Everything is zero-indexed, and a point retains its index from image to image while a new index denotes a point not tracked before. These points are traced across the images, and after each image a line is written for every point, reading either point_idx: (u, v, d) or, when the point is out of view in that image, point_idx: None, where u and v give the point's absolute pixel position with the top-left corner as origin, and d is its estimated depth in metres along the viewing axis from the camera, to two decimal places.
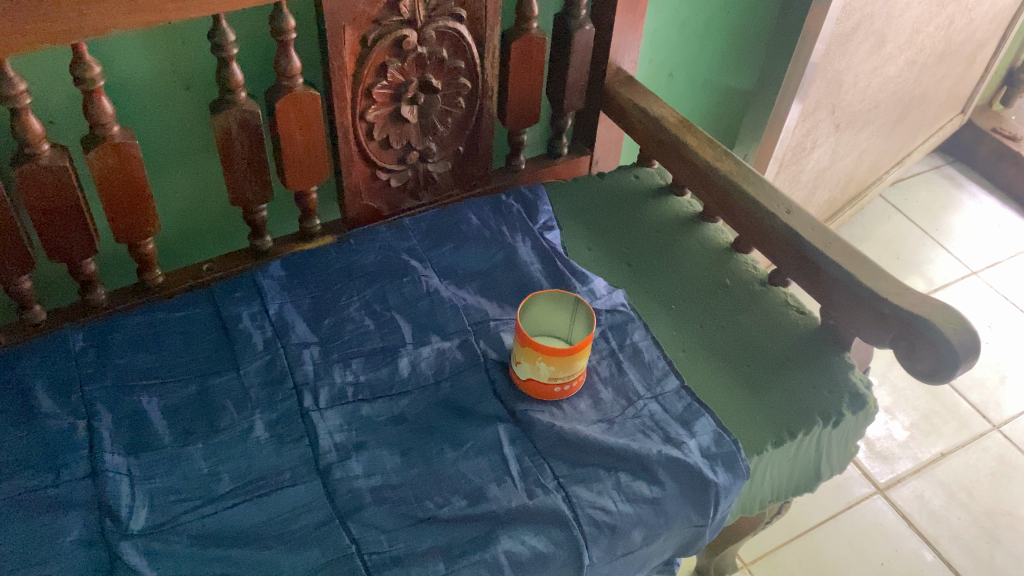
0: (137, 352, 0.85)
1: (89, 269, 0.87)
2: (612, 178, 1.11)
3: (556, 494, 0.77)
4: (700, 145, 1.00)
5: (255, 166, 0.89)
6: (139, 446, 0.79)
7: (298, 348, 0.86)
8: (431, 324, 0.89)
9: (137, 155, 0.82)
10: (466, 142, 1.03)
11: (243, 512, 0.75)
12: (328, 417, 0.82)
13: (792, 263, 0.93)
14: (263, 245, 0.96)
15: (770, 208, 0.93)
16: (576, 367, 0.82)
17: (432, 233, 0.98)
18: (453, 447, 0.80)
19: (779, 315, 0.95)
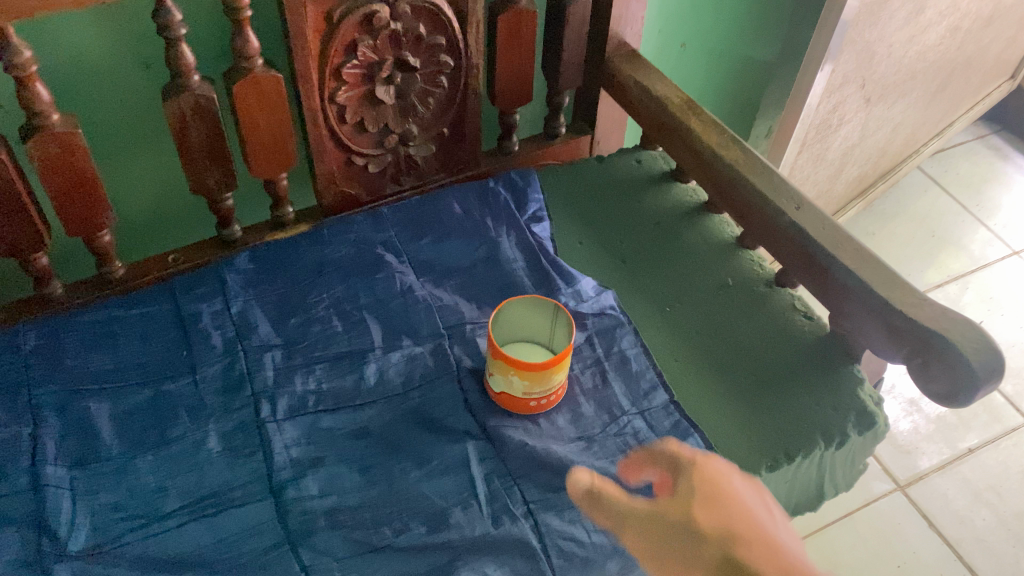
0: (90, 352, 0.80)
1: (41, 262, 0.82)
2: (611, 162, 1.01)
3: (524, 522, 0.70)
4: (704, 130, 0.92)
5: (216, 153, 0.83)
6: (84, 456, 0.74)
7: (259, 352, 0.81)
8: (403, 326, 0.83)
9: (82, 144, 0.76)
10: (452, 124, 0.96)
11: (189, 533, 0.70)
12: (285, 430, 0.76)
13: (799, 264, 0.85)
14: (233, 235, 0.90)
15: (778, 204, 0.85)
16: (555, 381, 0.76)
17: (410, 223, 0.91)
18: (418, 465, 0.74)
19: (782, 321, 0.86)
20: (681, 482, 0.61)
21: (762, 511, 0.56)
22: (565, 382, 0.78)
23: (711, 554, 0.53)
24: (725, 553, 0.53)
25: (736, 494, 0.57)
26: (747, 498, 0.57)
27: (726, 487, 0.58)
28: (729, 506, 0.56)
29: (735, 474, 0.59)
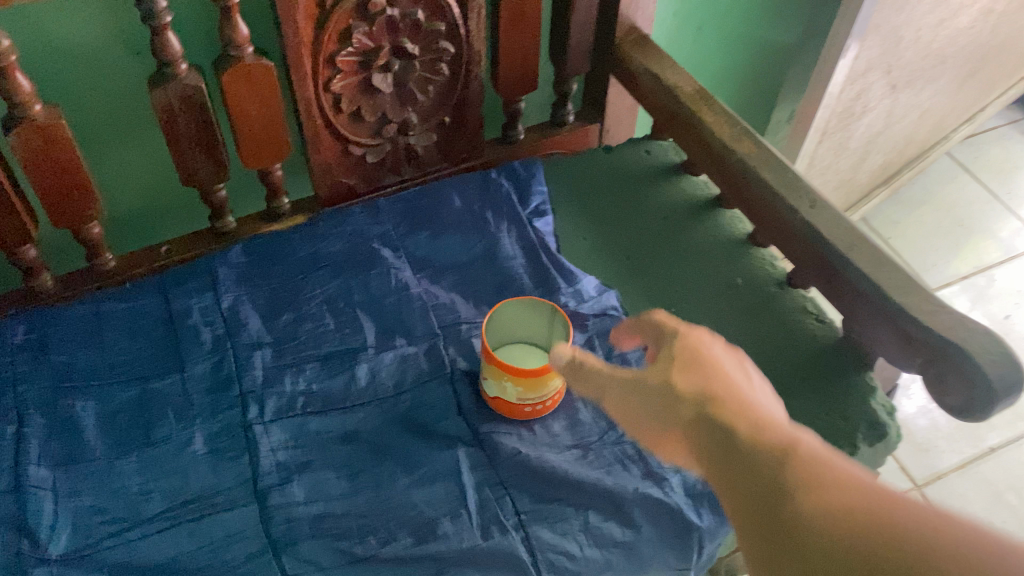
0: (78, 348, 0.79)
1: (29, 255, 0.80)
2: (620, 152, 0.98)
3: (514, 535, 0.68)
4: (716, 121, 0.88)
5: (206, 144, 0.80)
6: (68, 457, 0.72)
7: (249, 350, 0.79)
8: (397, 325, 0.80)
9: (66, 136, 0.74)
10: (453, 112, 0.92)
11: (171, 539, 0.68)
12: (272, 432, 0.74)
13: (811, 266, 0.81)
14: (227, 227, 0.88)
15: (791, 202, 0.81)
16: (551, 385, 0.73)
17: (408, 216, 0.88)
18: (407, 471, 0.72)
19: (792, 325, 0.82)
20: (659, 349, 0.60)
21: (739, 375, 0.55)
22: (563, 386, 0.75)
23: (689, 412, 0.52)
24: (698, 412, 0.51)
25: (715, 357, 0.55)
26: (726, 363, 0.55)
27: (706, 351, 0.56)
28: (707, 367, 0.54)
29: (714, 341, 0.57)
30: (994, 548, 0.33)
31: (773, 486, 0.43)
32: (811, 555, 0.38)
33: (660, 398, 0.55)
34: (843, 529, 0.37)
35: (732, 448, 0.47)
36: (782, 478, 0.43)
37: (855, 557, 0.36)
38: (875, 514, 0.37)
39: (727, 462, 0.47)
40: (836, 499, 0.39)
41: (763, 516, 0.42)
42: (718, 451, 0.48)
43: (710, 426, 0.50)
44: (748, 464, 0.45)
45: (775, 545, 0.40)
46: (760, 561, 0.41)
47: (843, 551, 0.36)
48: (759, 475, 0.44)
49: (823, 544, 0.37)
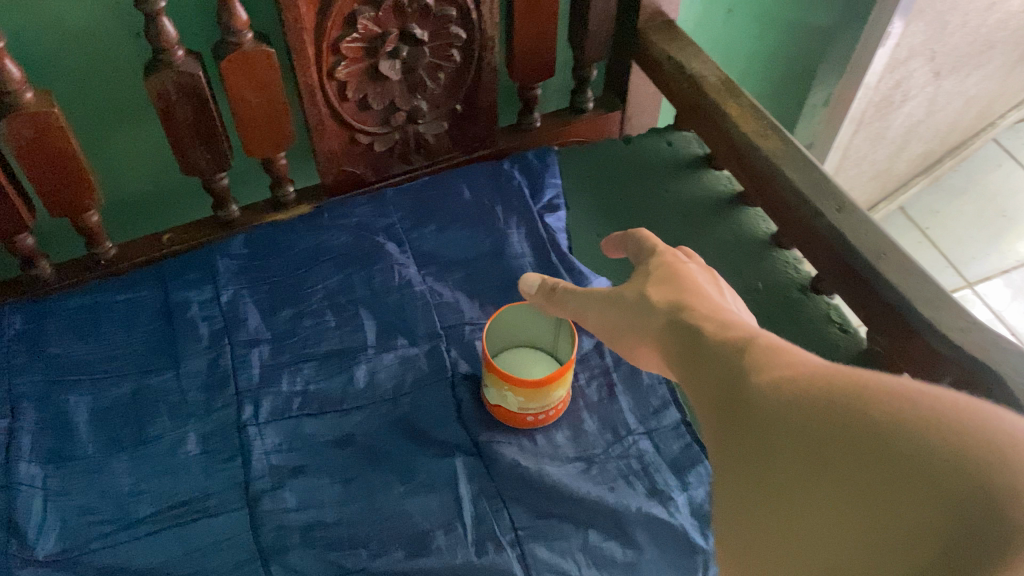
0: (75, 341, 0.77)
1: (26, 244, 0.78)
2: (640, 144, 0.94)
3: (510, 551, 0.65)
4: (741, 114, 0.83)
5: (206, 132, 0.78)
6: (60, 454, 0.71)
7: (246, 347, 0.77)
8: (398, 324, 0.77)
9: (59, 124, 0.72)
10: (465, 100, 0.89)
11: (159, 543, 0.66)
12: (266, 434, 0.72)
13: (835, 272, 0.76)
14: (230, 216, 0.86)
15: (817, 204, 0.76)
16: (554, 395, 0.70)
17: (415, 209, 0.85)
18: (403, 479, 0.69)
19: (813, 334, 0.78)
20: (637, 269, 0.58)
21: (712, 289, 0.53)
22: (567, 395, 0.72)
23: (660, 320, 0.50)
24: (671, 316, 0.49)
25: (691, 273, 0.54)
26: (702, 279, 0.53)
27: (682, 269, 0.55)
28: (685, 284, 0.52)
29: (690, 261, 0.56)
30: (957, 399, 0.28)
31: (732, 377, 0.37)
32: (777, 435, 0.32)
33: (632, 308, 0.53)
34: (799, 400, 0.32)
35: (699, 351, 0.43)
36: (748, 367, 0.37)
37: (818, 421, 0.30)
38: (846, 379, 0.31)
39: (696, 365, 0.42)
40: (798, 375, 0.34)
41: (726, 410, 0.36)
42: (687, 358, 0.44)
43: (684, 336, 0.46)
44: (710, 363, 0.40)
45: (736, 432, 0.35)
46: (719, 453, 0.36)
47: (803, 422, 0.31)
48: (720, 369, 0.39)
49: (784, 417, 0.32)
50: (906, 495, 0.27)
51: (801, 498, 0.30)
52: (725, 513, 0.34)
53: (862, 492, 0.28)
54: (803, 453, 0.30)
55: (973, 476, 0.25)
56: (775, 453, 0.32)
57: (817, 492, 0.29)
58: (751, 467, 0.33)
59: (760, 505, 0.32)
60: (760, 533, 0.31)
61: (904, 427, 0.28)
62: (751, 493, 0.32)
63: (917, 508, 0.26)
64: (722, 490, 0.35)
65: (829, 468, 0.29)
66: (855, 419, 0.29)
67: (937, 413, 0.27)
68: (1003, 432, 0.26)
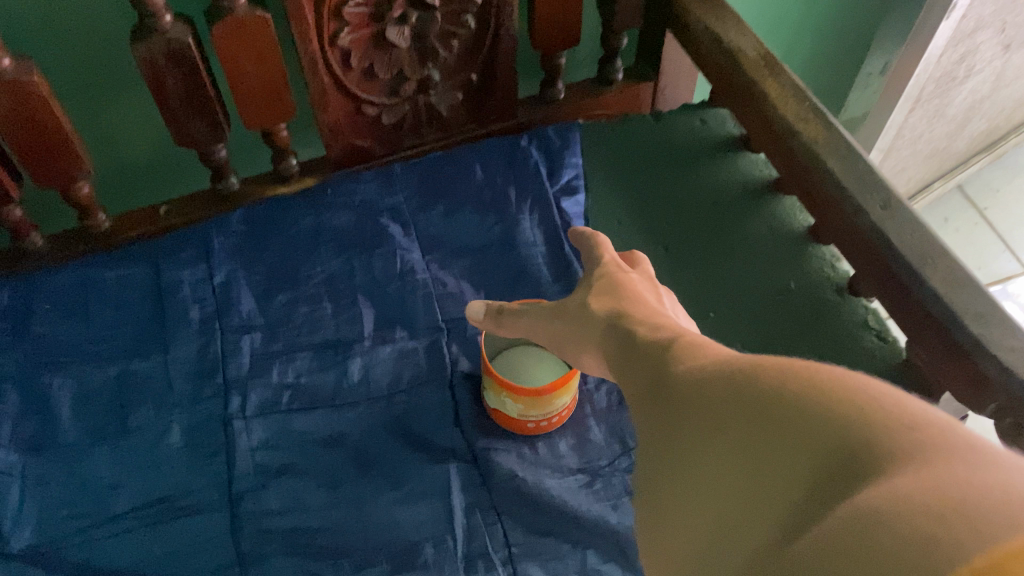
0: (62, 320, 0.74)
1: (14, 215, 0.74)
2: (670, 121, 0.87)
3: (501, 572, 0.61)
4: (781, 95, 0.76)
5: (200, 102, 0.73)
6: (39, 441, 0.68)
7: (237, 334, 0.73)
8: (398, 315, 0.73)
9: (42, 93, 0.67)
10: (481, 70, 0.83)
11: (136, 543, 0.63)
12: (252, 429, 0.68)
13: (874, 277, 0.69)
14: (229, 189, 0.81)
15: (858, 200, 0.69)
16: (557, 403, 0.65)
17: (423, 189, 0.81)
18: (392, 486, 0.65)
19: (847, 342, 0.71)
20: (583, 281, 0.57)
21: (652, 296, 0.52)
22: (572, 400, 0.67)
23: (599, 322, 0.49)
24: (610, 317, 0.48)
25: (629, 282, 0.53)
26: (641, 287, 0.53)
27: (623, 277, 0.54)
28: (626, 289, 0.52)
29: (631, 271, 0.56)
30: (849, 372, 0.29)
31: (660, 366, 0.38)
32: (687, 409, 0.33)
33: (574, 314, 0.53)
34: (710, 378, 0.33)
35: (630, 349, 0.43)
36: (671, 358, 0.38)
37: (723, 391, 0.31)
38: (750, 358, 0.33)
39: (626, 358, 0.43)
40: (716, 360, 0.35)
41: (651, 397, 0.37)
42: (621, 354, 0.43)
43: (618, 334, 0.46)
44: (641, 357, 0.41)
45: (657, 413, 0.36)
46: (643, 438, 0.37)
47: (711, 395, 0.32)
48: (649, 362, 0.40)
49: (697, 394, 0.33)
50: (780, 441, 0.27)
51: (701, 461, 0.31)
52: (645, 492, 0.35)
53: (749, 447, 0.29)
54: (708, 422, 0.31)
55: (840, 423, 0.26)
56: (686, 426, 0.33)
57: (713, 454, 0.30)
58: (666, 439, 0.34)
59: (671, 475, 0.33)
60: (667, 498, 0.33)
61: (787, 391, 0.29)
62: (665, 467, 0.33)
63: (787, 453, 0.27)
64: (645, 470, 0.35)
65: (722, 428, 0.30)
66: (753, 386, 0.30)
67: (818, 376, 0.28)
68: (871, 395, 0.27)
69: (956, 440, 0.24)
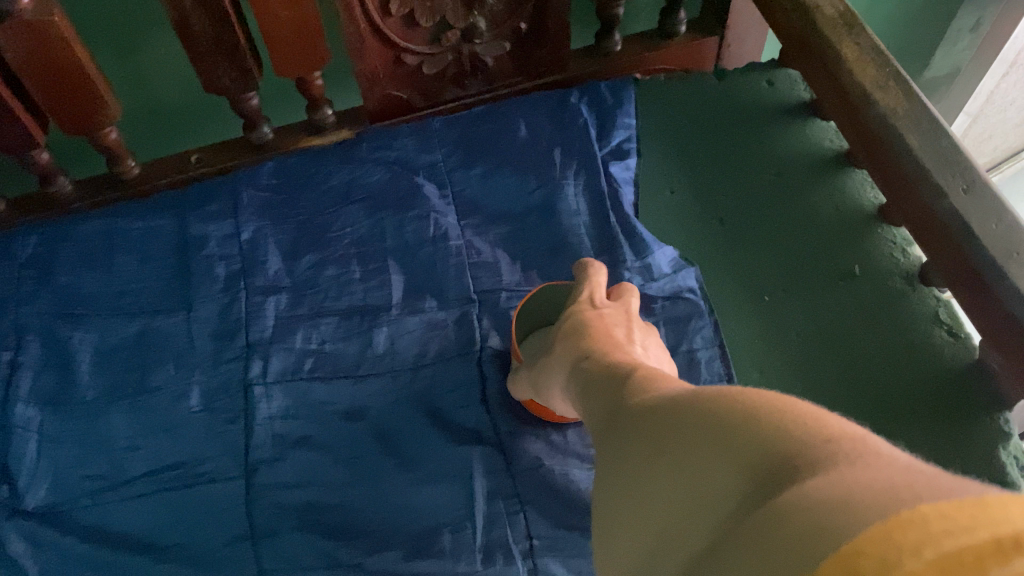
0: (86, 271, 0.72)
1: (40, 160, 0.72)
2: (733, 81, 0.80)
3: (520, 565, 0.58)
4: (859, 59, 0.68)
5: (228, 48, 0.68)
6: (59, 396, 0.66)
7: (262, 295, 0.70)
8: (429, 283, 0.69)
9: (62, 35, 0.63)
10: (531, 18, 0.76)
11: (149, 508, 0.61)
12: (272, 397, 0.65)
13: (948, 267, 0.62)
14: (262, 139, 0.77)
15: (938, 180, 0.62)
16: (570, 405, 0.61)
17: (463, 146, 0.76)
18: (412, 465, 0.62)
19: (913, 334, 0.65)
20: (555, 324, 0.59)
21: (621, 333, 0.54)
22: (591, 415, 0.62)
23: (568, 364, 0.52)
24: (573, 356, 0.52)
25: (593, 320, 0.55)
26: (604, 323, 0.55)
27: (589, 315, 0.56)
28: (589, 330, 0.54)
29: (599, 307, 0.58)
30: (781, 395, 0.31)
31: (623, 401, 0.40)
32: (642, 434, 0.35)
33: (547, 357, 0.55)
34: (662, 408, 0.35)
35: (590, 383, 0.47)
36: (632, 392, 0.41)
37: (673, 419, 0.33)
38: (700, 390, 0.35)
39: (589, 390, 0.46)
40: (671, 394, 0.37)
41: (613, 428, 0.39)
42: (585, 388, 0.47)
43: (593, 367, 0.48)
44: (612, 391, 0.43)
45: (616, 442, 0.37)
46: (603, 466, 0.38)
47: (663, 425, 0.34)
48: (615, 397, 0.42)
49: (653, 421, 0.35)
50: (716, 457, 0.29)
51: (650, 484, 0.32)
52: (602, 519, 0.36)
53: (688, 469, 0.30)
54: (658, 447, 0.33)
55: (763, 435, 0.28)
56: (640, 453, 0.34)
57: (659, 476, 0.32)
58: (622, 461, 0.36)
59: (623, 500, 0.34)
60: (619, 514, 0.34)
61: (722, 412, 0.31)
62: (618, 495, 0.35)
63: (722, 471, 0.28)
64: (602, 500, 0.37)
65: (671, 446, 0.32)
66: (699, 410, 0.32)
67: (754, 402, 0.30)
68: (796, 412, 0.29)
69: (863, 449, 0.26)
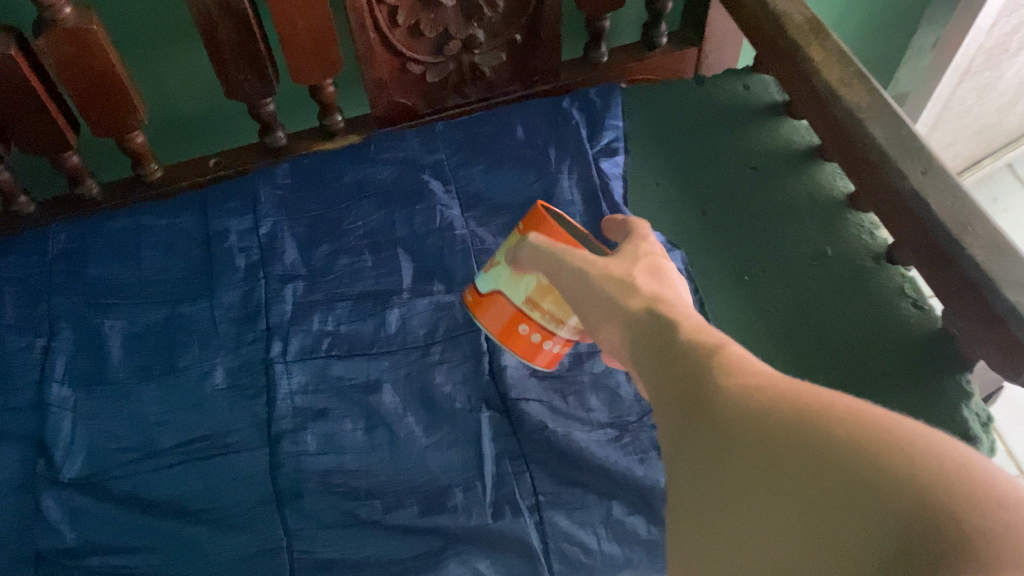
0: (114, 264, 0.77)
1: (71, 162, 0.78)
2: (713, 85, 0.87)
3: (527, 518, 0.63)
4: (826, 61, 0.76)
5: (250, 55, 0.74)
6: (91, 377, 0.71)
7: (280, 283, 0.75)
8: (437, 269, 0.75)
9: (100, 43, 0.69)
10: (525, 30, 0.83)
11: (177, 477, 0.66)
12: (292, 373, 0.70)
13: (913, 244, 0.68)
14: (277, 143, 0.84)
15: (900, 166, 0.68)
16: (535, 312, 0.57)
17: (465, 146, 0.82)
18: (426, 431, 0.67)
19: (883, 307, 0.71)
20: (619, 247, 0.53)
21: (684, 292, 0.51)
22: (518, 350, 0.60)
23: (634, 303, 0.46)
24: (649, 301, 0.45)
25: (671, 272, 0.51)
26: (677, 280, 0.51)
27: (664, 264, 0.52)
28: (667, 289, 0.48)
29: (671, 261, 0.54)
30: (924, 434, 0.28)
31: (697, 371, 0.37)
32: (731, 432, 0.32)
33: (597, 283, 0.49)
34: (758, 406, 0.32)
35: (665, 348, 0.40)
36: (705, 367, 0.37)
37: (778, 426, 0.30)
38: (808, 392, 0.32)
39: (651, 357, 0.41)
40: (769, 384, 0.33)
41: (686, 403, 0.36)
42: (652, 352, 0.41)
43: (659, 323, 0.43)
44: (674, 357, 0.39)
45: (694, 424, 0.34)
46: (672, 445, 0.35)
47: (769, 424, 0.31)
48: (686, 366, 0.38)
49: (745, 420, 0.32)
50: (853, 507, 0.26)
51: (750, 497, 0.29)
52: (671, 501, 0.34)
53: (813, 501, 0.27)
54: (763, 455, 0.30)
55: (921, 498, 0.25)
56: (735, 457, 0.31)
57: (767, 495, 0.29)
58: (704, 457, 0.33)
59: (705, 493, 0.32)
60: (701, 521, 0.31)
61: (855, 443, 0.28)
62: (699, 493, 0.32)
63: (867, 526, 0.26)
64: (671, 475, 0.34)
65: (779, 463, 0.29)
66: (820, 429, 0.29)
67: (895, 441, 0.27)
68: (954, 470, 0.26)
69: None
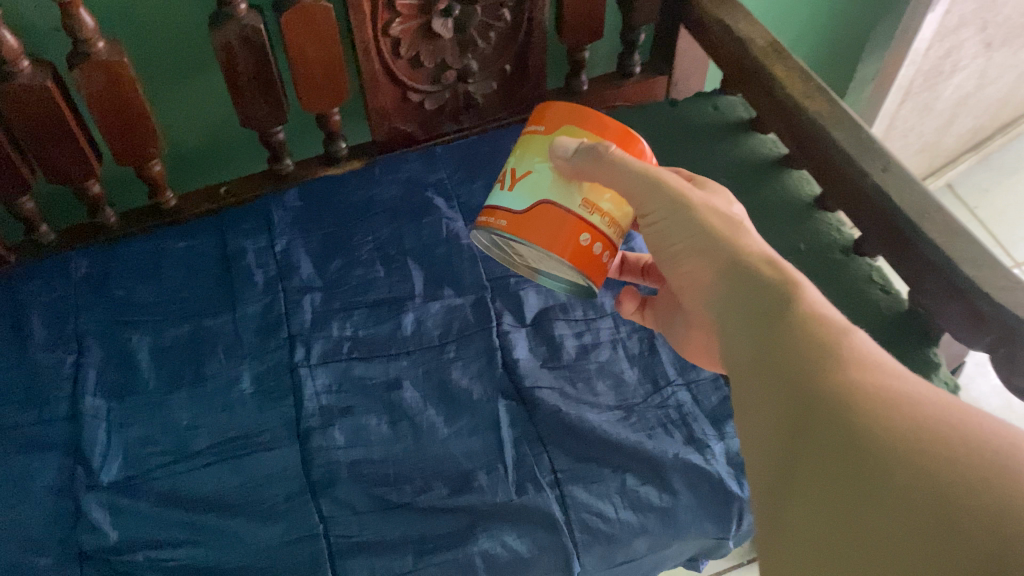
0: (137, 284, 0.81)
1: (93, 190, 0.82)
2: (686, 106, 0.95)
3: (549, 493, 0.68)
4: (789, 77, 0.84)
5: (265, 85, 0.80)
6: (122, 388, 0.74)
7: (299, 294, 0.80)
8: (446, 275, 0.80)
9: (128, 74, 0.74)
10: (514, 60, 0.91)
11: (213, 475, 0.69)
12: (317, 375, 0.75)
13: (878, 234, 0.76)
14: (285, 169, 0.89)
15: (863, 165, 0.76)
16: (592, 214, 0.54)
17: (464, 166, 0.89)
18: (447, 422, 0.71)
19: (856, 293, 0.78)
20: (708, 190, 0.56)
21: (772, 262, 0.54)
22: (572, 261, 0.55)
23: (742, 250, 0.49)
24: (767, 256, 0.48)
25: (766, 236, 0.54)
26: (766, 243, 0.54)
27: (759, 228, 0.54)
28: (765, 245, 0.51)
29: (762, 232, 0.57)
30: None
31: (824, 374, 0.38)
32: (867, 446, 0.34)
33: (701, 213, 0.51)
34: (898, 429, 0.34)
35: (775, 320, 0.43)
36: (830, 365, 0.39)
37: (916, 462, 0.32)
38: (952, 425, 0.33)
39: (760, 332, 0.44)
40: (917, 412, 0.34)
41: (812, 415, 0.37)
42: (762, 322, 0.44)
43: (767, 313, 0.44)
44: (787, 341, 0.42)
45: (819, 427, 0.37)
46: (801, 453, 0.37)
47: (912, 463, 0.32)
48: (806, 352, 0.40)
49: (881, 443, 0.34)
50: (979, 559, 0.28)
51: (877, 520, 0.32)
52: (793, 493, 0.37)
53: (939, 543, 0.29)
54: (901, 486, 0.32)
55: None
56: (869, 476, 0.33)
57: (899, 526, 0.31)
58: (832, 465, 0.35)
59: (834, 503, 0.34)
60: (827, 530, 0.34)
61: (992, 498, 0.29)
62: (828, 499, 0.34)
63: None
64: (795, 469, 0.37)
65: (909, 499, 0.31)
66: (961, 478, 0.31)
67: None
68: None
69: None
